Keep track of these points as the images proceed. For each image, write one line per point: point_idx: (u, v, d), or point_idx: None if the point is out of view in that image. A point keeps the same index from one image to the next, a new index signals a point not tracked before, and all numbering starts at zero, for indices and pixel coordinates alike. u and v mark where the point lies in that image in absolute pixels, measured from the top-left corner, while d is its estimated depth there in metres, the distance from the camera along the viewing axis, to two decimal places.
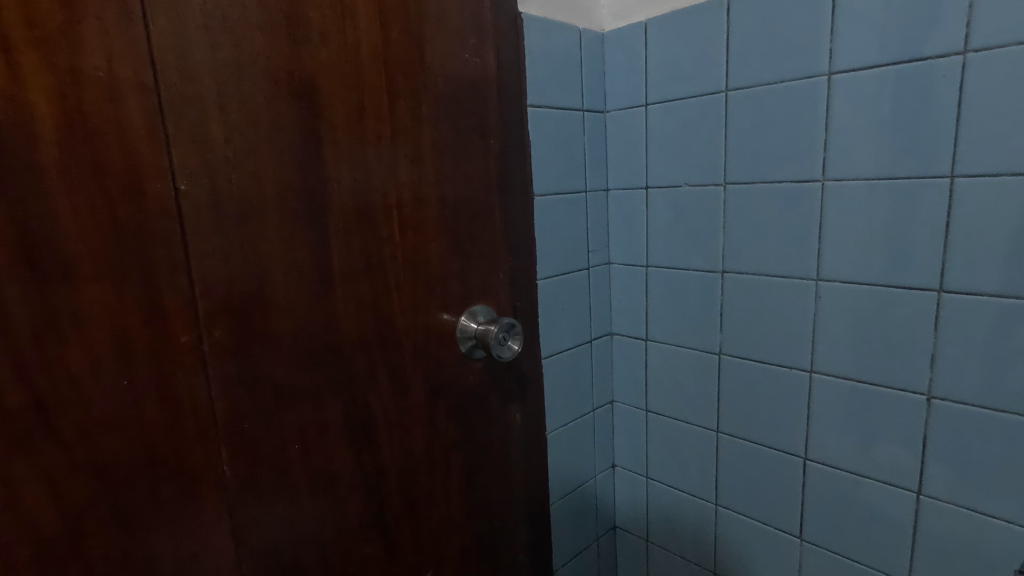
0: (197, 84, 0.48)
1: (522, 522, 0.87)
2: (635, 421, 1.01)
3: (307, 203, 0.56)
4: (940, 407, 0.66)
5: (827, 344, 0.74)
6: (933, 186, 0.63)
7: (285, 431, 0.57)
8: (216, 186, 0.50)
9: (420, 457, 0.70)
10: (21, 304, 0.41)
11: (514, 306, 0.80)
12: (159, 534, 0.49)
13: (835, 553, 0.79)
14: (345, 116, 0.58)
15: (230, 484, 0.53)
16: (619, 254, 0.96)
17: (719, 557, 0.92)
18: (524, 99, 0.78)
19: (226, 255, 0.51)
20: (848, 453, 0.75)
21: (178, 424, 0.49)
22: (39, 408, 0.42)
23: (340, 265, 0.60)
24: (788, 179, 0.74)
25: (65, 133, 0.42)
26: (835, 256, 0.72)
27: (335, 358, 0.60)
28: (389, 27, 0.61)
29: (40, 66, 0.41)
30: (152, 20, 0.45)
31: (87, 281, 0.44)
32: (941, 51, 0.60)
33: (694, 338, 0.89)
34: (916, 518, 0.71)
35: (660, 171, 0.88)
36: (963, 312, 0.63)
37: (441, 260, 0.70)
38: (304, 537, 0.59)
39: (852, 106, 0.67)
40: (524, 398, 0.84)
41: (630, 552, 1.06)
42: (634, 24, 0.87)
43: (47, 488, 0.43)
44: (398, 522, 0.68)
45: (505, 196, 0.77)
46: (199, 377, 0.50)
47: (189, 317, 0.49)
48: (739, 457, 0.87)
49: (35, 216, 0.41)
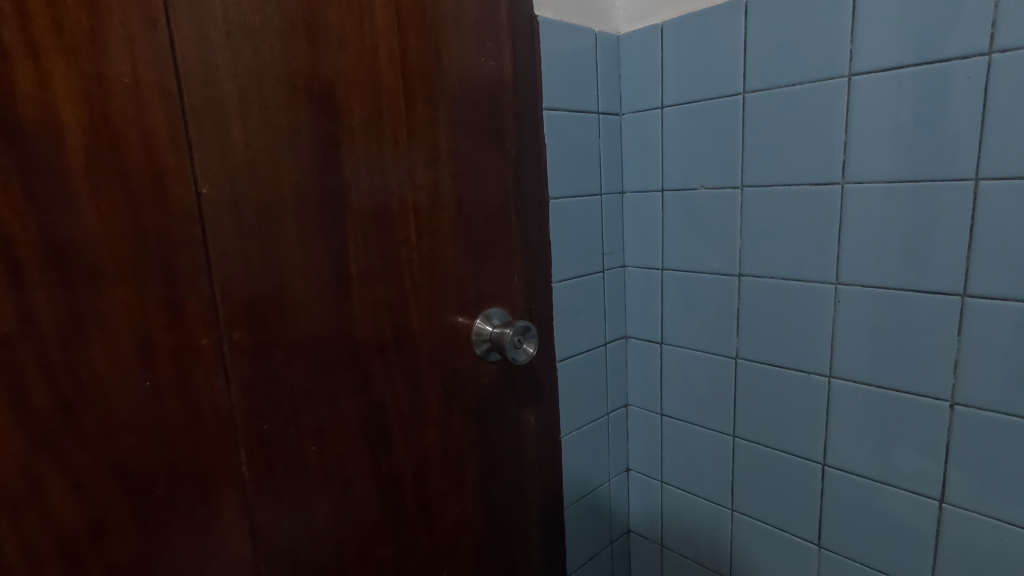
0: (219, 89, 0.49)
1: (536, 525, 0.87)
2: (649, 425, 1.00)
3: (325, 206, 0.56)
4: (963, 413, 0.65)
5: (847, 349, 0.73)
6: (956, 188, 0.62)
7: (302, 432, 0.57)
8: (237, 189, 0.51)
9: (435, 459, 0.70)
10: (47, 305, 0.42)
11: (529, 308, 0.80)
12: (178, 533, 0.50)
13: (854, 561, 0.77)
14: (362, 120, 0.59)
15: (248, 485, 0.54)
16: (635, 257, 0.96)
17: (735, 563, 0.91)
18: (540, 102, 0.78)
19: (246, 258, 0.52)
20: (868, 459, 0.74)
21: (199, 425, 0.50)
22: (64, 408, 0.43)
23: (358, 268, 0.60)
24: (808, 182, 0.74)
25: (92, 138, 0.43)
26: (855, 260, 0.71)
27: (352, 361, 0.60)
28: (406, 30, 0.61)
29: (68, 72, 0.41)
30: (176, 26, 0.46)
31: (112, 284, 0.45)
32: (964, 51, 0.59)
33: (710, 341, 0.88)
34: (938, 527, 0.69)
35: (676, 174, 0.88)
36: (988, 317, 0.62)
37: (456, 263, 0.70)
38: (321, 538, 0.60)
39: (872, 107, 0.67)
40: (538, 401, 0.84)
41: (644, 557, 1.05)
42: (650, 26, 0.86)
43: (71, 487, 0.44)
44: (413, 524, 0.69)
45: (521, 200, 0.77)
46: (219, 378, 0.51)
47: (210, 319, 0.50)
48: (755, 462, 0.86)
49: (61, 219, 0.42)
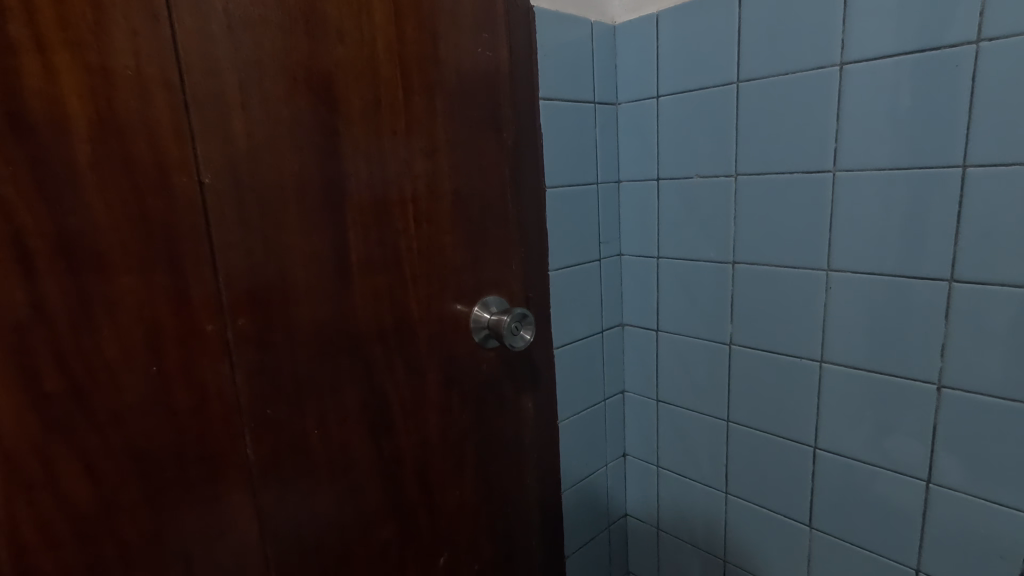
0: (221, 82, 0.50)
1: (535, 508, 0.89)
2: (645, 411, 1.02)
3: (325, 196, 0.58)
4: (950, 396, 0.67)
5: (838, 334, 0.75)
6: (946, 176, 0.63)
7: (306, 418, 0.59)
8: (239, 179, 0.52)
9: (435, 443, 0.72)
10: (56, 293, 0.43)
11: (527, 295, 0.82)
12: (188, 515, 0.51)
13: (845, 542, 0.79)
14: (361, 111, 0.60)
15: (254, 469, 0.55)
16: (631, 245, 0.97)
17: (729, 546, 0.94)
18: (536, 92, 0.79)
19: (249, 247, 0.53)
20: (859, 442, 0.75)
21: (204, 409, 0.51)
22: (76, 393, 0.44)
23: (358, 258, 0.61)
24: (800, 170, 0.75)
25: (97, 130, 0.44)
26: (845, 247, 0.72)
27: (354, 347, 0.62)
28: (404, 22, 0.62)
29: (73, 66, 0.42)
30: (178, 20, 0.47)
31: (120, 272, 0.46)
32: (953, 40, 0.60)
33: (705, 328, 0.90)
34: (925, 507, 0.71)
35: (671, 163, 0.89)
36: (974, 301, 0.63)
37: (455, 251, 0.71)
38: (324, 520, 0.62)
39: (865, 96, 0.68)
40: (536, 387, 0.85)
41: (641, 540, 1.07)
42: (646, 16, 0.87)
43: (83, 468, 0.45)
44: (415, 507, 0.70)
45: (518, 189, 0.78)
46: (224, 365, 0.52)
47: (215, 306, 0.51)
48: (749, 447, 0.88)
49: (69, 210, 0.43)
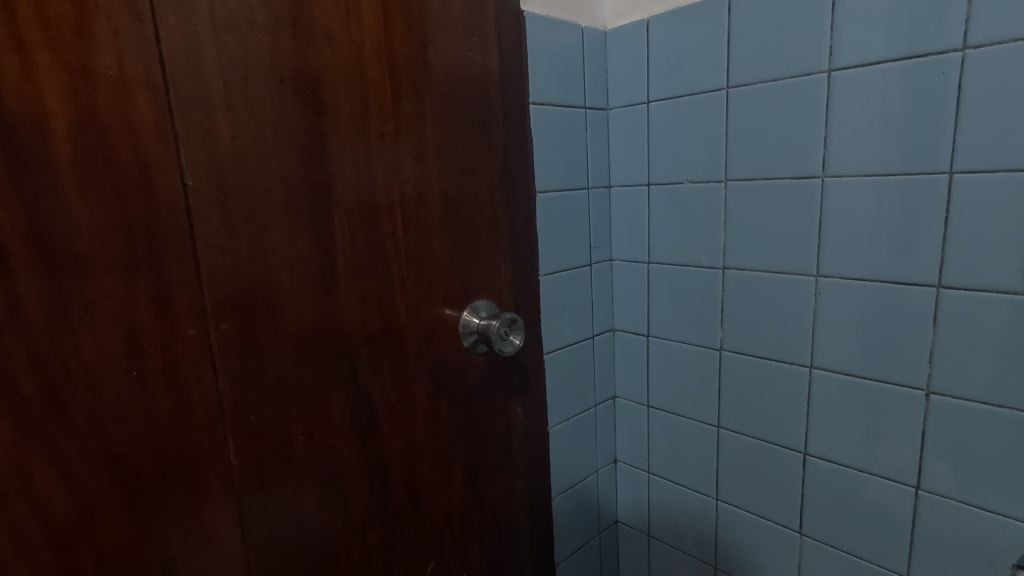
0: (205, 83, 0.49)
1: (524, 515, 0.88)
2: (636, 416, 1.01)
3: (311, 198, 0.57)
4: (939, 402, 0.67)
5: (828, 340, 0.75)
6: (932, 183, 0.63)
7: (290, 423, 0.58)
8: (223, 181, 0.51)
9: (423, 448, 0.71)
10: (34, 295, 0.42)
11: (516, 300, 0.81)
12: (168, 522, 0.50)
13: (835, 549, 0.79)
14: (348, 113, 0.59)
15: (237, 475, 0.55)
16: (621, 250, 0.97)
17: (720, 553, 0.93)
18: (527, 96, 0.79)
19: (233, 249, 0.52)
20: (848, 448, 0.75)
21: (185, 414, 0.51)
22: (53, 397, 0.44)
23: (344, 261, 0.60)
24: (788, 176, 0.75)
25: (77, 131, 0.43)
26: (834, 253, 0.72)
27: (340, 351, 0.61)
28: (392, 25, 0.62)
29: (53, 65, 0.42)
30: (162, 20, 0.47)
31: (99, 274, 0.45)
32: (940, 47, 0.61)
33: (696, 333, 0.90)
34: (914, 513, 0.71)
35: (661, 168, 0.89)
36: (962, 306, 0.63)
37: (443, 255, 0.71)
38: (308, 527, 0.61)
39: (853, 102, 0.68)
40: (525, 392, 0.85)
41: (631, 547, 1.07)
42: (636, 22, 0.87)
43: (60, 474, 0.44)
44: (401, 513, 0.69)
45: (508, 193, 0.78)
46: (207, 369, 0.52)
47: (198, 310, 0.51)
48: (740, 453, 0.87)
49: (47, 211, 0.42)
